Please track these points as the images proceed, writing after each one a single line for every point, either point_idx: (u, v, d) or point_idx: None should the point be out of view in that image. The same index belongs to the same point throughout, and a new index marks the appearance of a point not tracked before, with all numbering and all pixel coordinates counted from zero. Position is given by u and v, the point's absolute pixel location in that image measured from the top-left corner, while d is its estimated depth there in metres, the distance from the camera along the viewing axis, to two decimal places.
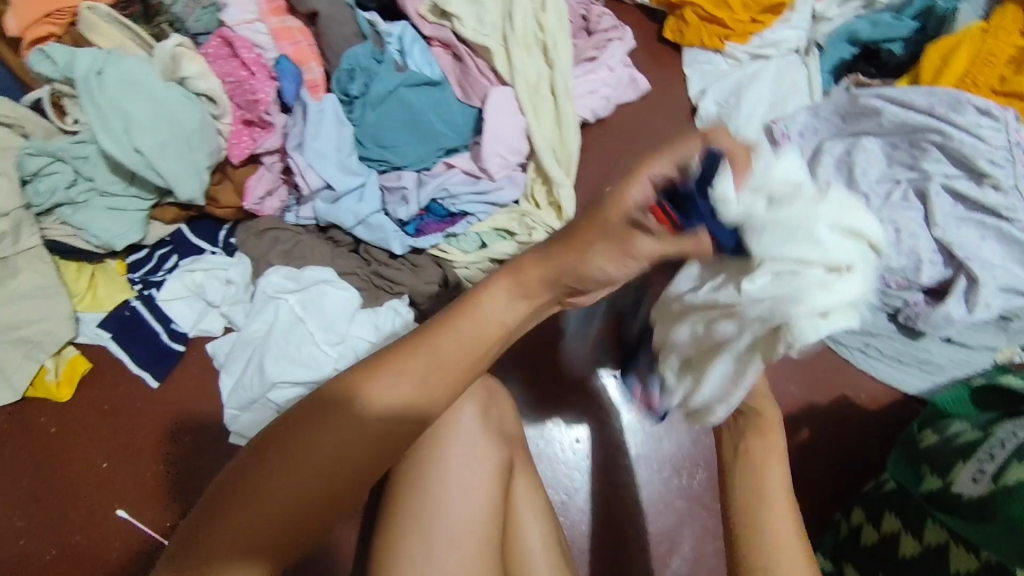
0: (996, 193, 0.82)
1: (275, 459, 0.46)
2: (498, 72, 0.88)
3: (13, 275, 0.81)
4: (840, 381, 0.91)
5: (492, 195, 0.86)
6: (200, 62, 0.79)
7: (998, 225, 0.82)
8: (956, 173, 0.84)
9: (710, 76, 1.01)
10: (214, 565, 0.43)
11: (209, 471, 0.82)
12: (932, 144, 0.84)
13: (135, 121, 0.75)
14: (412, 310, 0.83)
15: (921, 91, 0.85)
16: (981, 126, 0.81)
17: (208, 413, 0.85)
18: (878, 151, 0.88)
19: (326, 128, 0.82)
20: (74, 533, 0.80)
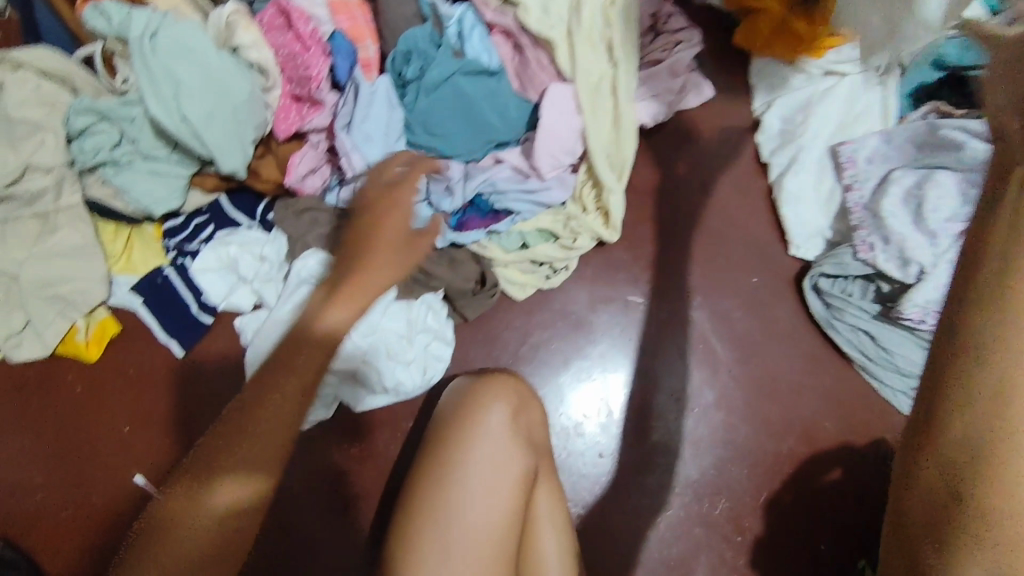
0: None
1: (262, 385, 0.48)
2: (558, 66, 0.84)
3: (53, 231, 0.80)
4: (879, 422, 0.87)
5: (540, 195, 0.84)
6: (256, 31, 0.76)
7: None
8: None
9: (779, 89, 0.95)
10: (217, 483, 0.46)
11: None
12: None
13: (185, 87, 0.73)
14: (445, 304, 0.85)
15: None
16: None
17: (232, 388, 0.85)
18: (952, 186, 0.82)
19: (375, 111, 0.79)
20: (92, 493, 0.81)
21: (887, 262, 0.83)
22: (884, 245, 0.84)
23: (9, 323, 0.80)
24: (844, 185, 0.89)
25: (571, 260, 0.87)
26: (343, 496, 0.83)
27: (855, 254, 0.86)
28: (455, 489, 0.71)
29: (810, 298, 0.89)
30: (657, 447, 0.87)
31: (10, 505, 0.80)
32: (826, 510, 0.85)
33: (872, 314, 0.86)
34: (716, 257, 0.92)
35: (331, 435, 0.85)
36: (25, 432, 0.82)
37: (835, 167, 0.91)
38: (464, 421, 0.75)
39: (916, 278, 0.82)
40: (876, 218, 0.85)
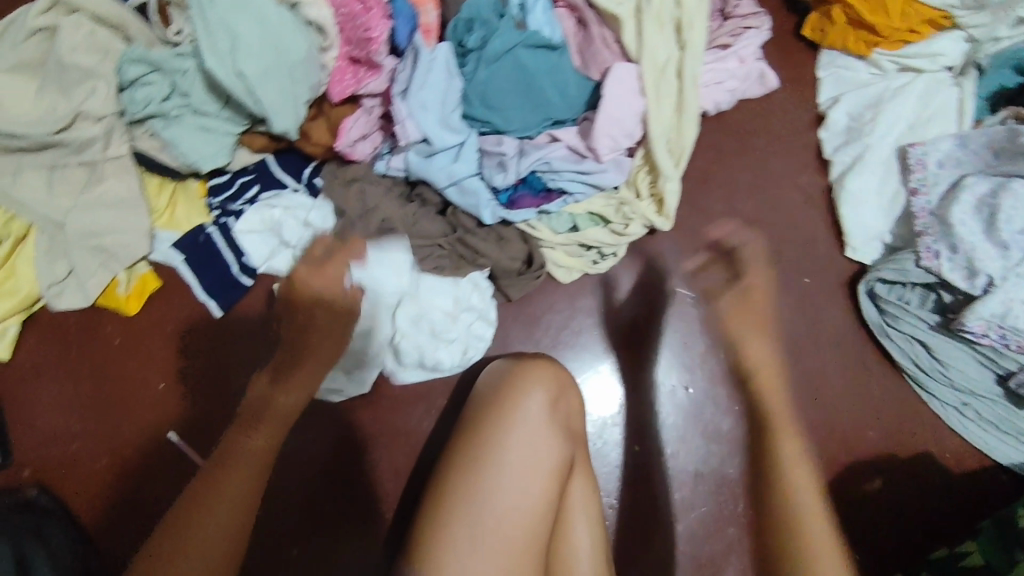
0: None
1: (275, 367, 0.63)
2: (623, 44, 0.80)
3: (100, 180, 0.79)
4: (924, 434, 0.85)
5: (594, 177, 0.81)
6: None
7: None
8: None
9: (847, 84, 0.91)
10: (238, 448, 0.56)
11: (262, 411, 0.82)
12: None
13: (242, 41, 0.70)
14: (489, 284, 0.84)
15: None
16: None
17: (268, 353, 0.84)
18: None
19: (434, 79, 0.76)
20: (129, 446, 0.82)
21: (952, 271, 0.80)
22: (950, 253, 0.81)
23: (52, 272, 0.80)
24: (910, 189, 0.85)
25: (620, 247, 0.85)
26: (374, 470, 0.82)
27: (917, 261, 0.82)
28: (489, 473, 0.69)
29: (864, 304, 0.86)
30: (693, 445, 0.85)
31: (46, 452, 0.81)
32: (863, 520, 0.83)
33: (929, 325, 0.83)
34: (770, 256, 0.89)
35: (364, 407, 0.84)
36: (61, 381, 0.83)
37: (902, 170, 0.87)
38: (500, 407, 0.74)
39: (983, 289, 0.79)
40: (944, 226, 0.81)
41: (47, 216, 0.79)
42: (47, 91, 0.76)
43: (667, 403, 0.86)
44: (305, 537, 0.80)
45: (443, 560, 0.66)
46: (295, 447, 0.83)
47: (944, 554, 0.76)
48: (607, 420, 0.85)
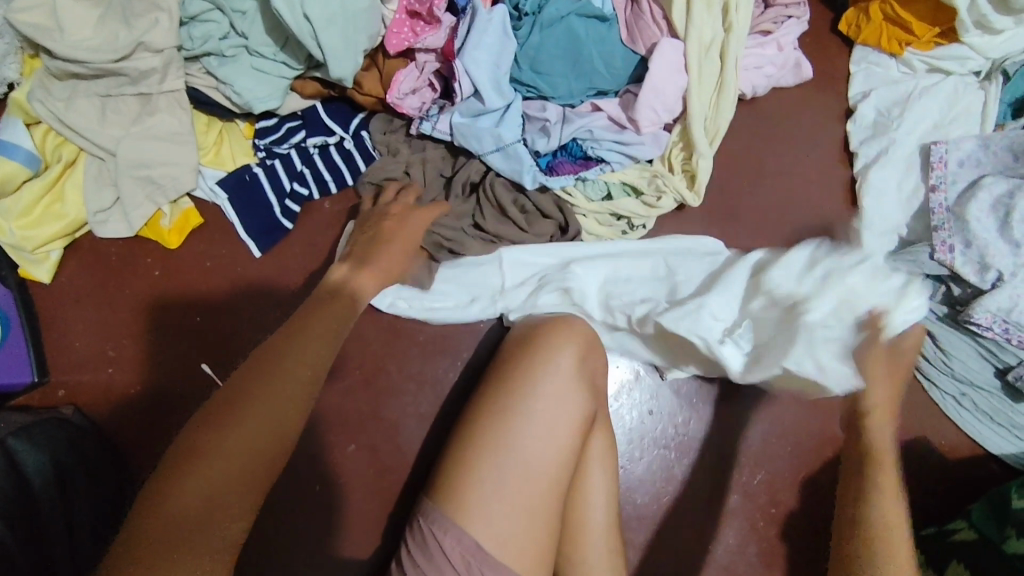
0: None
1: (271, 364, 0.61)
2: (671, 20, 0.83)
3: (153, 113, 0.82)
4: (924, 422, 0.88)
5: (632, 148, 0.84)
6: None
7: None
8: None
9: (878, 80, 0.94)
10: (213, 425, 0.56)
11: None
12: None
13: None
14: (515, 256, 0.86)
15: None
16: None
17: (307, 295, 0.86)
18: None
19: (490, 38, 0.79)
20: (160, 374, 0.84)
21: (965, 266, 0.84)
22: (963, 248, 0.84)
23: (100, 198, 0.83)
24: (929, 185, 0.88)
25: (650, 219, 0.87)
26: (397, 414, 0.85)
27: (932, 253, 0.85)
28: (517, 423, 0.72)
29: None
30: (704, 414, 0.89)
31: (81, 374, 0.84)
32: None
33: (938, 315, 0.87)
34: (791, 240, 0.92)
35: (391, 354, 0.86)
36: (100, 307, 0.85)
37: (924, 166, 0.90)
38: (534, 362, 0.76)
39: (993, 283, 0.83)
40: (960, 221, 0.85)
41: (100, 144, 0.81)
42: (110, 19, 0.78)
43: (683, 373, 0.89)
44: (328, 474, 0.83)
45: (469, 502, 0.69)
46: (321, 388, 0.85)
47: (935, 531, 0.80)
48: (625, 385, 0.89)
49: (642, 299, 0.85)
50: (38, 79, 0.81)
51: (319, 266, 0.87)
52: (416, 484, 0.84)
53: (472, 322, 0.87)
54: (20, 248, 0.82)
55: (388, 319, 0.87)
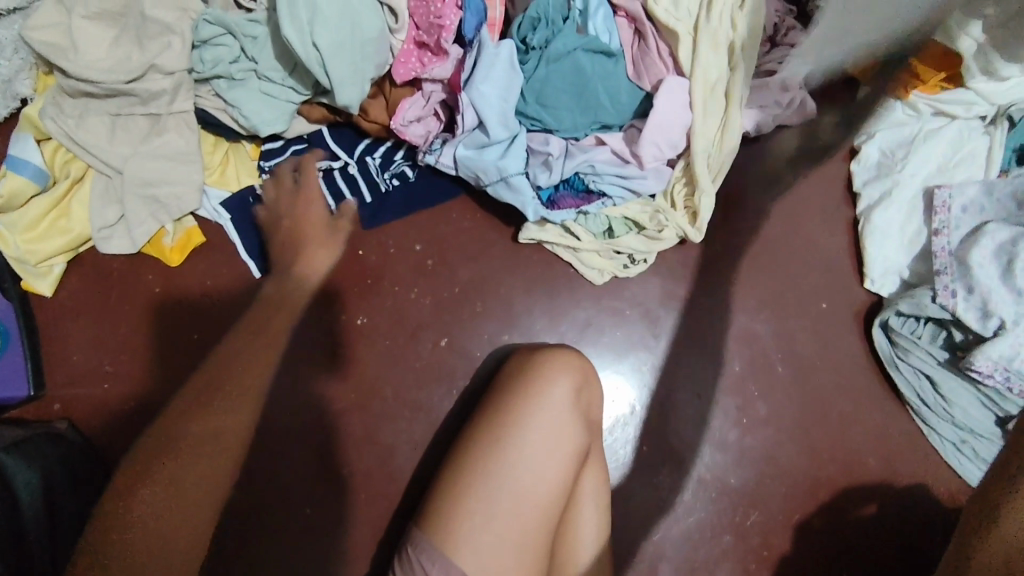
0: None
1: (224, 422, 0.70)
2: (678, 60, 0.84)
3: (161, 133, 0.83)
4: (923, 466, 0.87)
5: (634, 182, 0.84)
6: None
7: None
8: None
9: (882, 121, 0.94)
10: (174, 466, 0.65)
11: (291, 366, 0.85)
12: None
13: (322, 13, 0.73)
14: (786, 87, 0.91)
15: None
16: None
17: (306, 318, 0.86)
18: None
19: (496, 74, 0.80)
20: (156, 392, 0.84)
21: (966, 312, 0.83)
22: (966, 294, 0.83)
23: (104, 216, 0.84)
24: (932, 230, 0.88)
25: (652, 254, 0.88)
26: (392, 440, 0.85)
27: (934, 297, 0.85)
28: (509, 452, 0.71)
29: (877, 334, 0.88)
30: (698, 448, 0.88)
31: (77, 387, 0.84)
32: (855, 540, 0.86)
33: (938, 361, 0.86)
34: (792, 279, 0.92)
35: (387, 378, 0.86)
36: (100, 322, 0.85)
37: (927, 210, 0.90)
38: (528, 391, 0.75)
39: (994, 331, 0.82)
40: (963, 267, 0.84)
41: (107, 162, 0.82)
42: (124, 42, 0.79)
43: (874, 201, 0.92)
44: (314, 499, 0.83)
45: (458, 530, 0.68)
46: (316, 408, 0.84)
47: None
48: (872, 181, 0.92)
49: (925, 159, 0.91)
50: (50, 97, 0.82)
51: (318, 286, 0.87)
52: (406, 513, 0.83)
53: (468, 350, 0.87)
54: (23, 261, 0.82)
55: (388, 344, 0.86)
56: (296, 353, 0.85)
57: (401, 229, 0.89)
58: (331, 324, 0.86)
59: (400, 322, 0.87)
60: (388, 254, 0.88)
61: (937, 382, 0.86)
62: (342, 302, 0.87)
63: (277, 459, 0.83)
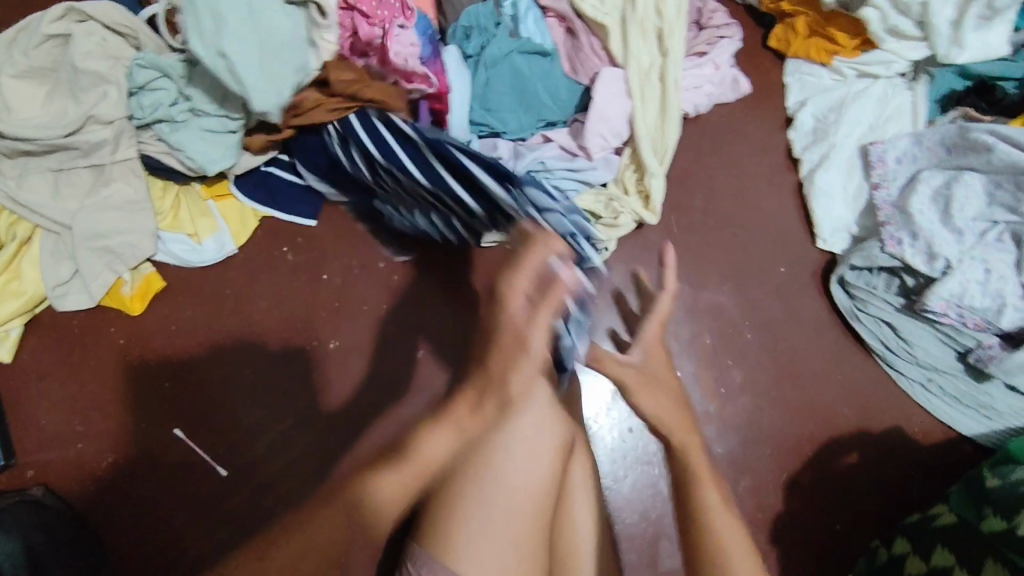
0: None
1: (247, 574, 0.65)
2: (610, 51, 0.87)
3: (107, 183, 0.82)
4: (895, 411, 0.90)
5: (585, 174, 0.86)
6: None
7: None
8: None
9: (812, 88, 0.98)
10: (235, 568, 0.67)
11: (270, 400, 0.85)
12: None
13: (243, 38, 0.72)
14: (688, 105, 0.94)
15: None
16: None
17: (279, 349, 0.86)
18: (979, 188, 0.87)
19: (446, 78, 0.82)
20: (133, 447, 0.82)
21: (914, 257, 0.87)
22: (911, 240, 0.88)
23: (58, 273, 0.82)
24: (872, 184, 0.92)
25: (611, 242, 0.88)
26: None
27: (882, 247, 0.89)
28: (496, 454, 0.72)
29: (835, 290, 0.92)
30: None
31: (50, 452, 0.81)
32: (842, 490, 0.88)
33: (894, 307, 0.90)
34: (747, 249, 0.95)
35: (366, 398, 0.85)
36: (66, 382, 0.83)
37: (864, 166, 0.94)
38: (507, 384, 0.72)
39: (942, 271, 0.86)
40: (904, 215, 0.89)
41: (55, 218, 0.81)
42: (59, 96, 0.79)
43: (811, 162, 0.96)
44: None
45: (454, 538, 0.68)
46: (300, 436, 0.84)
47: (916, 519, 0.80)
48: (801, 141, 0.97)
49: (859, 118, 0.95)
50: None
51: (287, 318, 0.87)
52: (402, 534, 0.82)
53: (445, 359, 0.87)
54: None
55: (365, 365, 0.86)
56: (271, 389, 0.85)
57: (362, 250, 0.89)
58: (306, 352, 0.86)
59: (374, 341, 0.87)
60: (353, 275, 0.89)
61: (896, 329, 0.89)
62: (311, 329, 0.87)
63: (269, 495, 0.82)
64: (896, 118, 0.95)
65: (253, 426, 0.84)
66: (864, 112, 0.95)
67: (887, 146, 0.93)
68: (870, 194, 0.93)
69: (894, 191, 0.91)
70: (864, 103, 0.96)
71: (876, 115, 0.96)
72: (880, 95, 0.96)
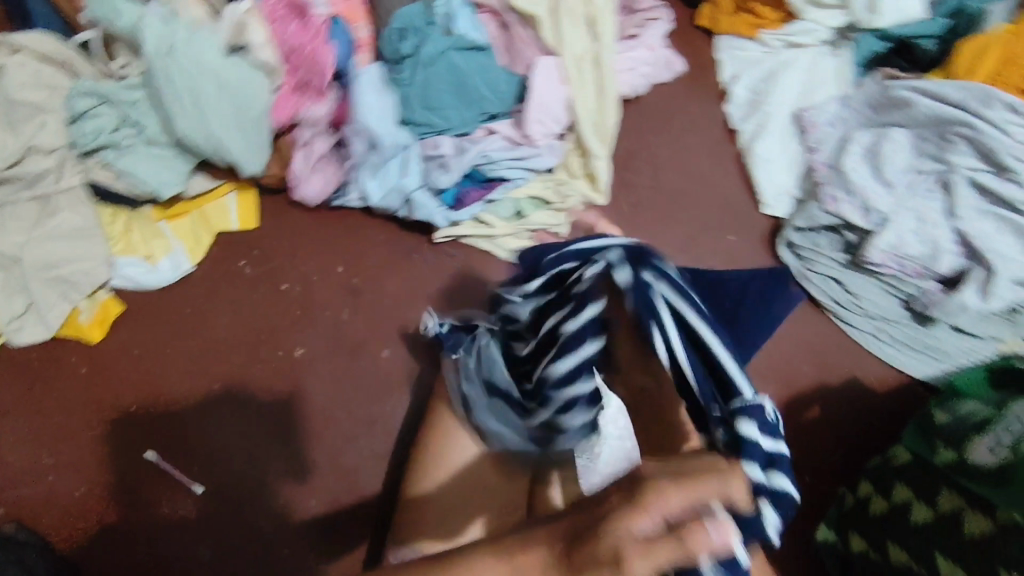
0: (1015, 185, 0.85)
1: None
2: (543, 41, 0.89)
3: (55, 212, 0.82)
4: (851, 362, 0.93)
5: (530, 161, 0.89)
6: (264, 28, 0.82)
7: (1012, 217, 0.86)
8: (982, 168, 0.87)
9: (742, 62, 1.02)
10: None
11: (240, 412, 0.83)
12: (960, 137, 0.88)
13: (203, 95, 0.78)
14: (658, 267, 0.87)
15: (955, 85, 0.89)
16: (1009, 122, 0.86)
17: (243, 360, 0.85)
18: (905, 141, 0.92)
19: (372, 96, 0.84)
20: (103, 471, 0.80)
21: (852, 212, 0.91)
22: (847, 196, 0.91)
23: (11, 307, 0.81)
24: (807, 147, 0.96)
25: (563, 225, 0.90)
26: (354, 462, 0.82)
27: (822, 207, 0.92)
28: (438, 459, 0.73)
29: (784, 253, 0.94)
30: None
31: (16, 487, 0.79)
32: (811, 444, 0.89)
33: (840, 263, 0.93)
34: (696, 219, 0.97)
35: (336, 399, 0.84)
36: (30, 414, 0.82)
37: (799, 132, 0.98)
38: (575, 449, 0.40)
39: (878, 223, 0.90)
40: (840, 174, 0.93)
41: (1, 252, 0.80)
42: None
43: (750, 133, 0.99)
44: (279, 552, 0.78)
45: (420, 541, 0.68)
46: (275, 446, 0.82)
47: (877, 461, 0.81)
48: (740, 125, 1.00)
49: (790, 87, 0.99)
50: None
51: (251, 329, 0.86)
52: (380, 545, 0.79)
53: (409, 353, 0.87)
54: None
55: (332, 366, 0.86)
56: (240, 401, 0.84)
57: (320, 257, 0.90)
58: (271, 360, 0.85)
59: (340, 344, 0.87)
60: (312, 279, 0.89)
61: (843, 285, 0.93)
62: (275, 338, 0.86)
63: (247, 511, 0.79)
64: (824, 83, 0.99)
65: (225, 440, 0.82)
66: (794, 80, 1.00)
67: (817, 111, 0.97)
68: (806, 160, 0.97)
69: (828, 154, 0.95)
70: (794, 72, 1.00)
71: (805, 82, 1.00)
72: (808, 63, 1.00)
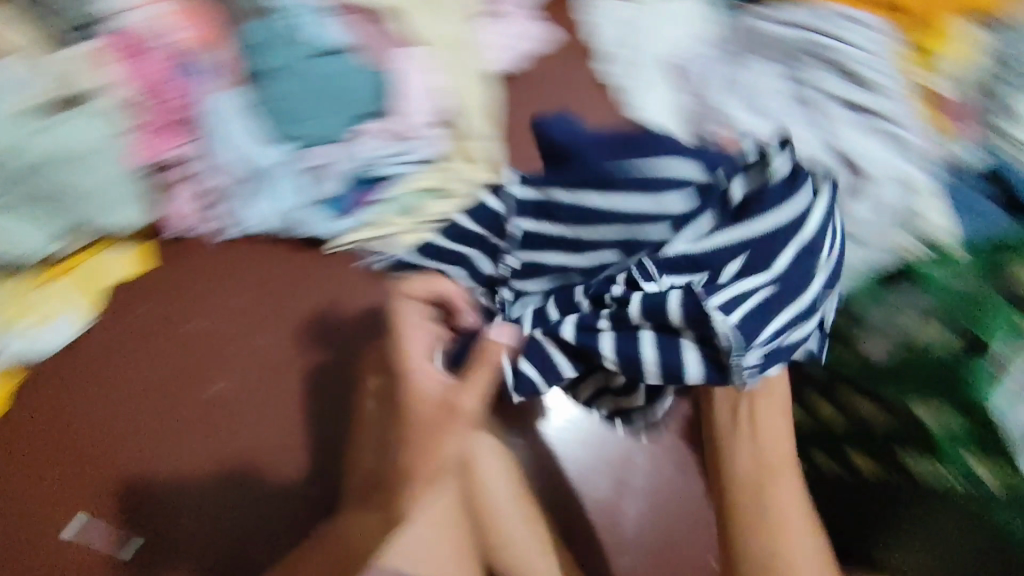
0: (866, 89, 0.94)
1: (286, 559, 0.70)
2: (402, 35, 0.95)
3: None
4: None
5: (413, 155, 0.93)
6: (104, 70, 0.81)
7: (877, 118, 0.91)
8: (830, 77, 0.95)
9: (608, 17, 1.04)
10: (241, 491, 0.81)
11: (138, 442, 0.82)
12: (804, 53, 0.98)
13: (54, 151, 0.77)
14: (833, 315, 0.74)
15: (796, 10, 1.00)
16: (848, 29, 0.97)
17: (129, 396, 0.83)
18: (763, 68, 0.97)
19: (229, 125, 0.87)
20: (22, 555, 0.77)
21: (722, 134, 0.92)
22: (716, 124, 0.94)
23: None
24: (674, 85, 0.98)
25: (452, 211, 0.90)
26: (277, 446, 0.83)
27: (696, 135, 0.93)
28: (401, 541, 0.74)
29: None
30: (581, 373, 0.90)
31: None
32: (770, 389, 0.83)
33: None
34: None
35: (229, 393, 0.84)
36: None
37: (669, 76, 0.99)
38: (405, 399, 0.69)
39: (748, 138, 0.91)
40: (709, 106, 0.95)
41: None
42: None
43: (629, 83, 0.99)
44: (262, 548, 0.79)
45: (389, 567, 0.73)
46: (185, 458, 0.81)
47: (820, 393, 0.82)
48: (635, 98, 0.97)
49: (655, 38, 1.02)
50: None
51: (129, 360, 0.85)
52: (327, 516, 0.80)
53: (309, 346, 0.87)
54: None
55: (217, 363, 0.86)
56: (138, 430, 0.82)
57: (190, 269, 0.88)
58: (155, 386, 0.84)
59: (217, 339, 0.87)
60: (184, 288, 0.88)
61: None
62: (152, 359, 0.85)
63: (185, 535, 0.79)
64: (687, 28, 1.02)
65: (135, 472, 0.80)
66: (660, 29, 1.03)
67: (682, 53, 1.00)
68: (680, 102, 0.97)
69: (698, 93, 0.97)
70: (657, 22, 1.03)
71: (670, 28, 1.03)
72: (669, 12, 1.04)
